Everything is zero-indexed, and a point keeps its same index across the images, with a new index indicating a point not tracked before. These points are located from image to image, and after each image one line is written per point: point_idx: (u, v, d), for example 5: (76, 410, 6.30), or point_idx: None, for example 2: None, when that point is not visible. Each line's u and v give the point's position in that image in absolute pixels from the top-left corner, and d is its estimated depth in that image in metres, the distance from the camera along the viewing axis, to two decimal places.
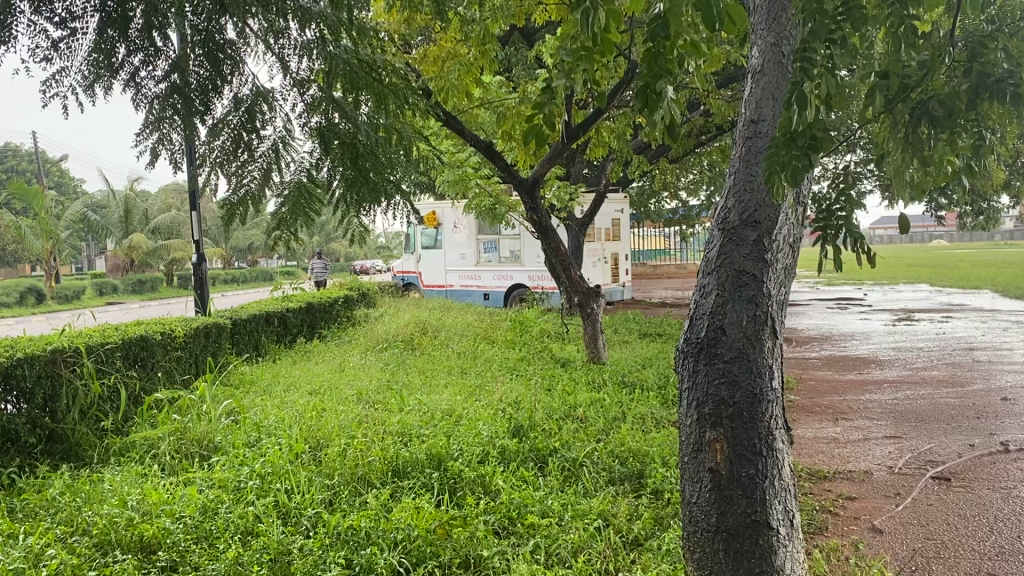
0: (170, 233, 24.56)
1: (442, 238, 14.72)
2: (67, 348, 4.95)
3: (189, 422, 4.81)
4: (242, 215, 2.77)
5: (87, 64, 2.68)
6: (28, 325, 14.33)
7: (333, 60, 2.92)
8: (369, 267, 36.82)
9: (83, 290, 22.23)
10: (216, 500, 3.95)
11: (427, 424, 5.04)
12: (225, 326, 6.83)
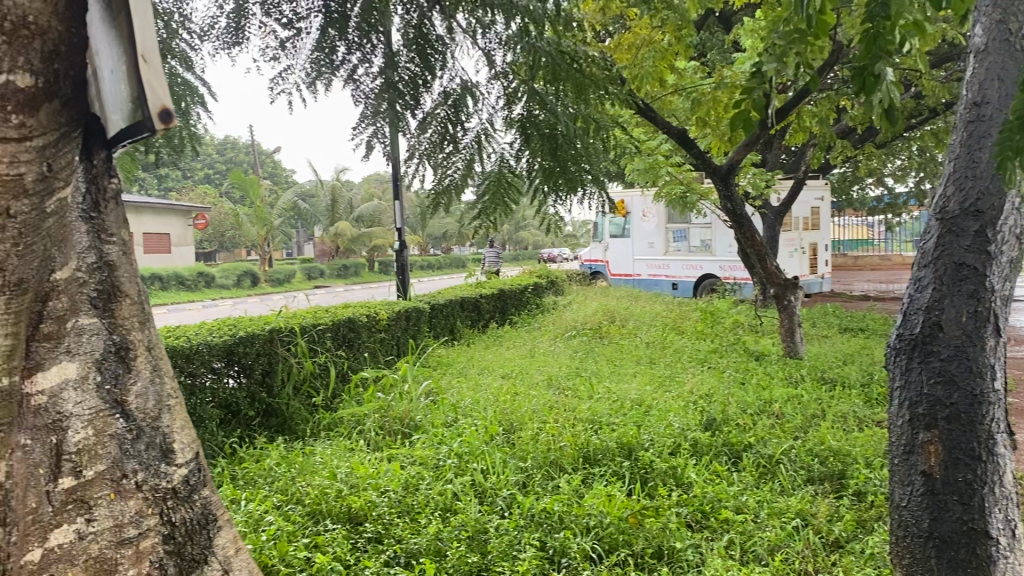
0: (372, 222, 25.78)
1: (631, 226, 14.65)
2: (283, 327, 5.28)
3: (392, 400, 5.04)
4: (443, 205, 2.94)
5: (310, 61, 2.92)
6: (246, 305, 15.45)
7: (537, 53, 3.01)
8: (557, 255, 37.29)
9: (293, 274, 23.75)
10: (418, 476, 4.13)
11: (618, 412, 5.05)
12: (424, 310, 7.09)
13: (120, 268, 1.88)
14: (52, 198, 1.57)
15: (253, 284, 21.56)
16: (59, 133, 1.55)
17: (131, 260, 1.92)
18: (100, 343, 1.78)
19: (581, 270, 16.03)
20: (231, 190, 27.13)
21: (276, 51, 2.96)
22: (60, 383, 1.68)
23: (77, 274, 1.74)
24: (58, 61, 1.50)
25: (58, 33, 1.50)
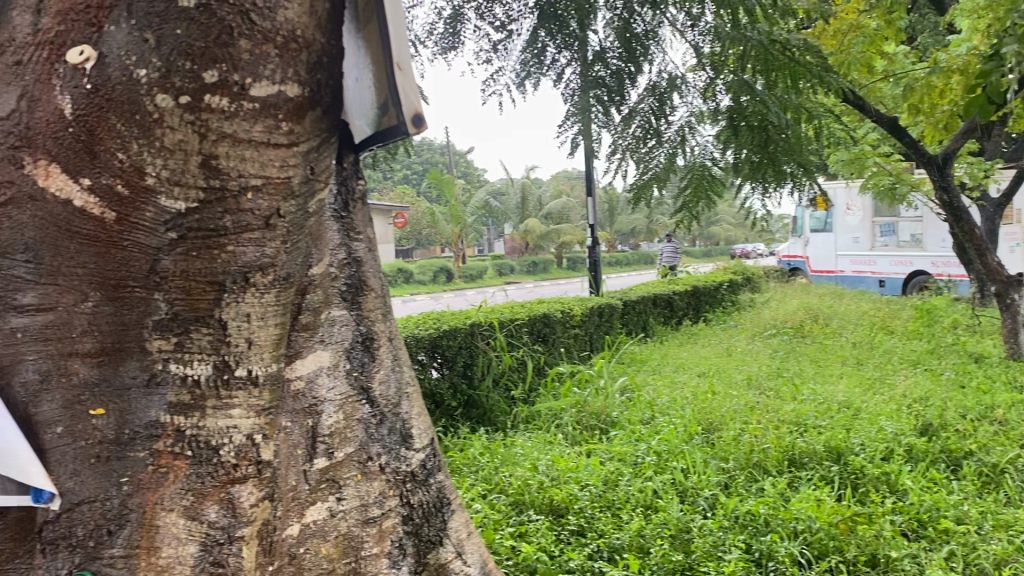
0: (561, 219, 26.04)
1: (832, 221, 14.10)
2: (482, 322, 5.44)
3: (588, 396, 5.08)
4: (646, 196, 3.17)
5: (520, 62, 3.05)
6: (449, 300, 16.05)
7: (748, 42, 2.93)
8: (749, 250, 36.35)
9: (484, 271, 24.38)
10: (618, 472, 4.14)
11: (823, 415, 4.87)
12: (617, 306, 7.11)
13: (367, 264, 2.01)
14: (313, 198, 1.70)
15: (448, 280, 22.32)
16: (320, 138, 1.67)
17: (376, 256, 2.05)
18: (349, 333, 1.91)
19: (779, 267, 15.65)
20: (425, 190, 28.17)
21: (489, 53, 3.05)
22: (316, 369, 1.81)
23: (330, 269, 1.87)
24: (320, 71, 1.61)
25: (320, 45, 1.60)
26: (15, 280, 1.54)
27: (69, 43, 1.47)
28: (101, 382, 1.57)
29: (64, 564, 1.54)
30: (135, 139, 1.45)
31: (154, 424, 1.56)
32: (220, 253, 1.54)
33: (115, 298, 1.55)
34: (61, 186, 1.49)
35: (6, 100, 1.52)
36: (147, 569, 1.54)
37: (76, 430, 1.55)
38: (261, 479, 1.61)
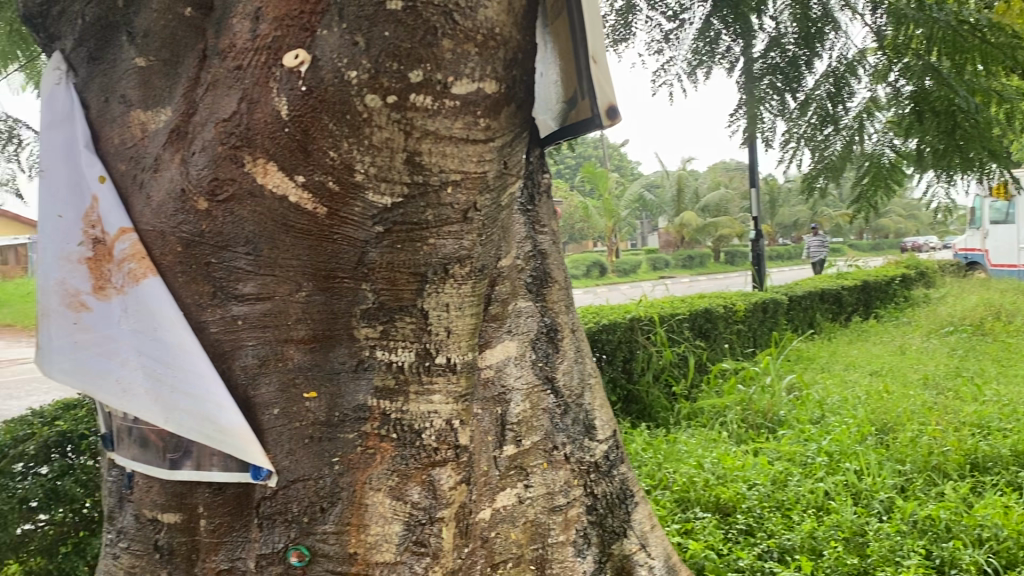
0: (718, 213, 25.53)
1: (1015, 211, 13.24)
2: (643, 317, 5.42)
3: (754, 393, 4.97)
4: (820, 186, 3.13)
5: (692, 51, 3.01)
6: (609, 294, 16.10)
7: (935, 25, 2.76)
8: (918, 243, 34.56)
9: (637, 266, 24.25)
10: (787, 472, 4.04)
11: (1009, 417, 4.60)
12: (782, 302, 6.93)
13: (552, 257, 2.03)
14: (505, 192, 1.73)
15: (601, 275, 22.45)
16: (513, 133, 1.68)
17: (560, 249, 2.07)
18: (534, 324, 1.94)
19: (955, 261, 14.83)
20: (579, 185, 28.25)
21: (661, 44, 3.03)
22: (504, 359, 1.84)
23: (517, 261, 1.90)
24: (515, 67, 1.63)
25: (516, 42, 1.61)
26: (236, 272, 1.65)
27: (285, 47, 1.51)
28: (314, 366, 1.67)
29: (281, 539, 1.62)
30: (346, 138, 1.50)
31: (362, 407, 1.64)
32: (422, 246, 1.61)
33: (326, 288, 1.64)
34: (278, 183, 1.56)
35: (227, 103, 1.58)
36: (357, 546, 1.59)
37: (290, 412, 1.65)
38: (459, 463, 1.66)
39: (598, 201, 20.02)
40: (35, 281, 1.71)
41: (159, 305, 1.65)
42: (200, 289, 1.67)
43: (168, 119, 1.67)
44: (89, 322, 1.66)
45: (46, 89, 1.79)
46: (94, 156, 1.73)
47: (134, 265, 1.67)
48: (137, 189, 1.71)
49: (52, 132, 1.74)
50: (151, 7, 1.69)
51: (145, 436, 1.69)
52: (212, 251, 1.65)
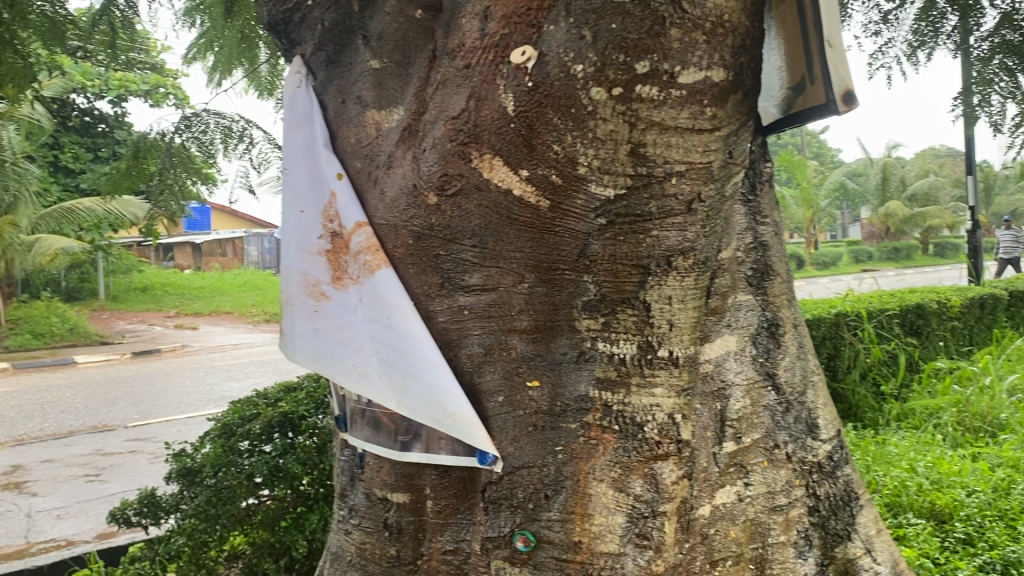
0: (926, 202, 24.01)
1: None
2: (848, 313, 5.22)
3: (971, 394, 4.65)
4: None
5: (912, 31, 2.86)
6: (813, 287, 15.51)
7: None
8: None
9: (837, 259, 23.27)
10: (1011, 479, 3.76)
11: None
12: (1003, 298, 6.45)
13: (774, 248, 1.98)
14: (729, 182, 1.69)
15: (799, 268, 21.86)
16: (739, 122, 1.64)
17: (782, 241, 2.01)
18: (755, 319, 1.88)
19: None
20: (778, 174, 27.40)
21: (879, 25, 2.90)
22: (724, 353, 1.80)
23: (737, 253, 1.86)
24: (744, 54, 1.58)
25: (744, 28, 1.57)
26: (463, 263, 1.69)
27: (512, 45, 1.53)
28: (536, 356, 1.68)
29: (507, 523, 1.65)
30: (570, 132, 1.51)
31: (584, 398, 1.64)
32: (645, 238, 1.59)
33: (548, 279, 1.65)
34: (502, 177, 1.59)
35: (456, 101, 1.62)
36: (581, 535, 1.60)
37: (515, 400, 1.68)
38: (681, 457, 1.63)
39: (795, 191, 19.34)
40: (282, 273, 1.84)
41: (391, 295, 1.72)
42: (429, 281, 1.73)
43: (401, 118, 1.74)
44: (329, 311, 1.77)
45: (289, 92, 1.91)
46: (332, 155, 1.83)
47: (369, 257, 1.75)
48: (372, 185, 1.79)
49: (295, 134, 1.86)
50: (384, 10, 1.76)
51: (378, 419, 1.77)
52: (441, 243, 1.70)
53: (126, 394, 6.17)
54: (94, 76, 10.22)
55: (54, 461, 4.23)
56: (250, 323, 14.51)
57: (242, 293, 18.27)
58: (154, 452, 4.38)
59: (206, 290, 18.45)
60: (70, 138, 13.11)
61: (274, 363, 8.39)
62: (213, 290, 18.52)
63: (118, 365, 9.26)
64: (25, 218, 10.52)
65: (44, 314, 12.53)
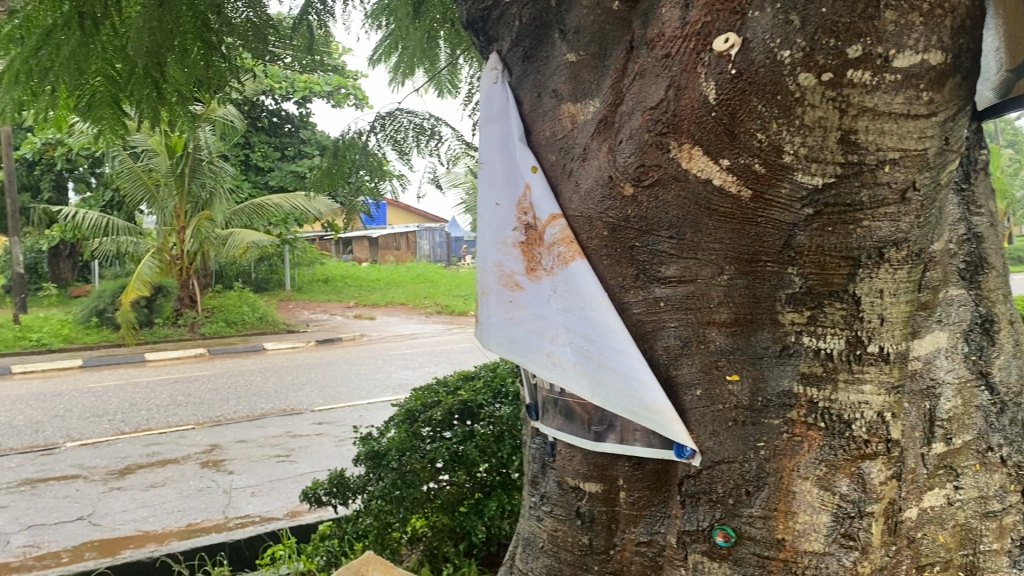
0: None
1: None
2: None
3: None
4: None
5: None
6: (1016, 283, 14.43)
7: None
8: None
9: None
10: None
11: None
12: None
13: (989, 240, 1.89)
14: (946, 170, 1.57)
15: None
16: (957, 106, 1.52)
17: (999, 232, 1.92)
18: (968, 314, 1.80)
19: None
20: None
21: None
22: (934, 350, 1.72)
23: (951, 245, 1.80)
24: (964, 36, 1.45)
25: (964, 8, 1.44)
26: (659, 255, 1.65)
27: (715, 33, 1.50)
28: (736, 350, 1.65)
29: (706, 517, 1.64)
30: (775, 120, 1.46)
31: (787, 394, 1.60)
32: (855, 229, 1.53)
33: (747, 272, 1.61)
34: (702, 167, 1.55)
35: (655, 92, 1.60)
36: (785, 532, 1.57)
37: (713, 394, 1.64)
38: (891, 457, 1.55)
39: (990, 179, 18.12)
40: (476, 264, 1.84)
41: (584, 284, 1.69)
42: (624, 272, 1.69)
43: (596, 110, 1.73)
44: (523, 300, 1.74)
45: (485, 87, 1.94)
46: (527, 149, 1.84)
47: (564, 249, 1.72)
48: (566, 177, 1.78)
49: (491, 127, 1.89)
50: (581, 3, 1.78)
51: (571, 409, 1.75)
52: (636, 235, 1.66)
53: (312, 380, 6.52)
54: (281, 81, 10.96)
55: (249, 442, 4.50)
56: (423, 314, 15.05)
57: (415, 286, 18.94)
58: (338, 435, 4.59)
59: (381, 282, 19.33)
60: (260, 139, 14.55)
61: (449, 353, 8.66)
62: (387, 283, 19.30)
63: (304, 351, 9.79)
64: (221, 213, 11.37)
65: (236, 303, 13.43)
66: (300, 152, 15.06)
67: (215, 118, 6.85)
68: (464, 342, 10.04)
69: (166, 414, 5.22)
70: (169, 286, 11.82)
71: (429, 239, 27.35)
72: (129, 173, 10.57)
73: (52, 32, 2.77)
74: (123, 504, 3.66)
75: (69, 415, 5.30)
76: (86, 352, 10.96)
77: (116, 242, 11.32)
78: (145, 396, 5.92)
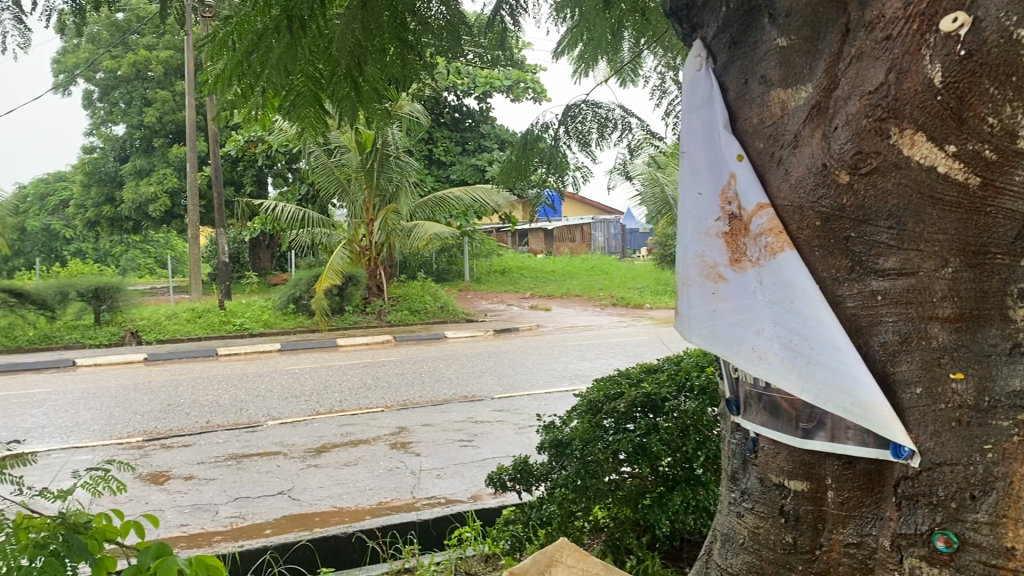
0: None
1: None
2: None
3: None
4: None
5: None
6: None
7: None
8: None
9: None
10: None
11: None
12: None
13: None
14: None
15: None
16: None
17: None
18: None
19: None
20: None
21: None
22: None
23: None
24: None
25: None
26: (877, 246, 1.59)
27: (941, 12, 1.44)
28: (960, 347, 1.52)
29: (925, 521, 1.53)
30: (1009, 103, 1.41)
31: (1019, 394, 1.46)
32: None
33: (975, 265, 1.51)
34: (926, 154, 1.50)
35: (873, 75, 1.54)
36: (1015, 541, 1.44)
37: (934, 392, 1.53)
38: None
39: None
40: (677, 255, 1.83)
41: (792, 275, 1.64)
42: (836, 263, 1.63)
43: (808, 95, 1.68)
44: (726, 292, 1.71)
45: (689, 76, 1.94)
46: (731, 136, 1.81)
47: (771, 240, 1.68)
48: (774, 166, 1.73)
49: (693, 117, 1.88)
50: None
51: (777, 405, 1.72)
52: (852, 225, 1.61)
53: (492, 367, 6.67)
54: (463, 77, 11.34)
55: (435, 425, 4.66)
56: (599, 305, 15.09)
57: (590, 277, 19.03)
58: (518, 423, 4.68)
59: (556, 273, 19.53)
60: (442, 133, 15.12)
61: (626, 345, 8.66)
62: (562, 274, 19.48)
63: (482, 340, 10.02)
64: (408, 206, 11.82)
65: (419, 292, 13.91)
66: (480, 146, 15.50)
67: (410, 115, 7.19)
68: (640, 334, 10.00)
69: (356, 397, 5.47)
70: (358, 275, 12.40)
71: (604, 230, 27.64)
72: (323, 169, 11.24)
73: (263, 35, 2.89)
74: (320, 481, 3.87)
75: (270, 395, 5.66)
76: (283, 337, 11.72)
77: (311, 234, 11.97)
78: (340, 379, 6.25)
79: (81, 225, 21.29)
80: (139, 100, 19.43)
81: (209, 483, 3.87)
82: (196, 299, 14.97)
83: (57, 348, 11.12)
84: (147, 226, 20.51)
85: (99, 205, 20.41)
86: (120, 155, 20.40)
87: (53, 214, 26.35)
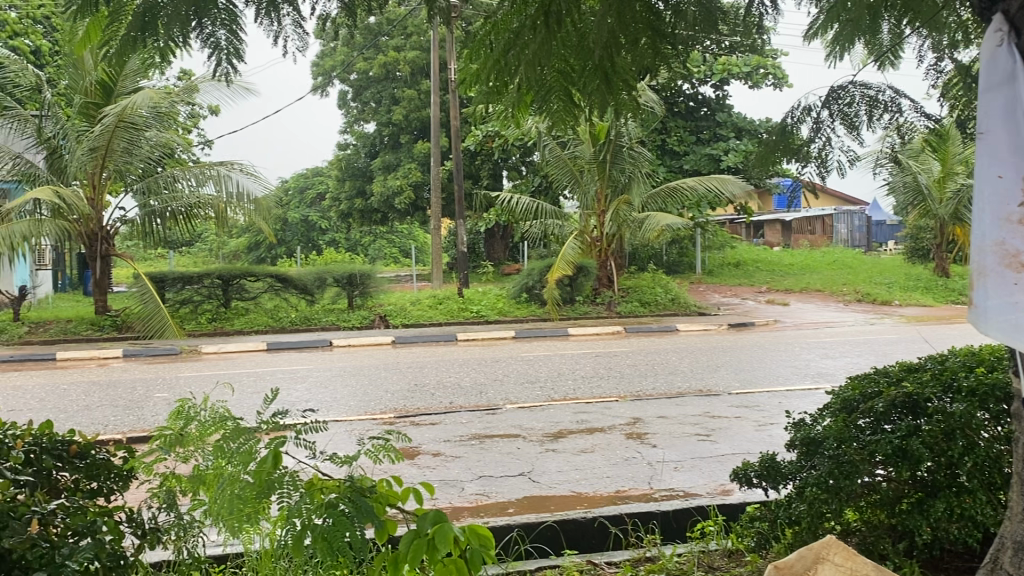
0: None
1: None
2: None
3: None
4: None
5: None
6: None
7: None
8: None
9: None
10: None
11: None
12: None
13: None
14: None
15: None
16: None
17: None
18: None
19: None
20: None
21: None
22: None
23: None
24: None
25: None
26: None
27: None
28: None
29: None
30: None
31: None
32: None
33: None
34: None
35: None
36: None
37: None
38: None
39: None
40: (974, 242, 1.71)
41: None
42: None
43: None
44: None
45: (988, 52, 1.82)
46: None
47: None
48: None
49: (994, 94, 1.75)
50: None
51: None
52: None
53: (731, 361, 6.57)
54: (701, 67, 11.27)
55: (671, 418, 4.65)
56: (840, 301, 14.46)
57: (831, 271, 18.29)
58: (759, 419, 4.58)
59: (794, 267, 18.92)
60: (677, 123, 15.14)
61: (876, 342, 8.25)
62: (801, 268, 18.82)
63: (715, 333, 9.86)
64: (640, 197, 11.90)
65: (649, 283, 13.86)
66: (716, 135, 15.35)
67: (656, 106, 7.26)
68: (890, 333, 9.49)
69: (591, 386, 5.56)
70: (589, 266, 12.55)
71: (846, 222, 26.40)
72: (557, 161, 11.70)
73: (519, 33, 3.00)
74: (559, 466, 3.96)
75: (508, 379, 5.87)
76: (518, 324, 12.11)
77: (544, 225, 12.44)
78: (577, 367, 6.37)
79: (334, 216, 22.94)
80: (388, 99, 20.63)
81: (455, 461, 4.06)
82: (438, 286, 15.76)
83: (315, 329, 12.05)
84: (393, 218, 21.77)
85: (351, 197, 21.91)
86: (371, 151, 21.78)
87: (311, 206, 28.56)
